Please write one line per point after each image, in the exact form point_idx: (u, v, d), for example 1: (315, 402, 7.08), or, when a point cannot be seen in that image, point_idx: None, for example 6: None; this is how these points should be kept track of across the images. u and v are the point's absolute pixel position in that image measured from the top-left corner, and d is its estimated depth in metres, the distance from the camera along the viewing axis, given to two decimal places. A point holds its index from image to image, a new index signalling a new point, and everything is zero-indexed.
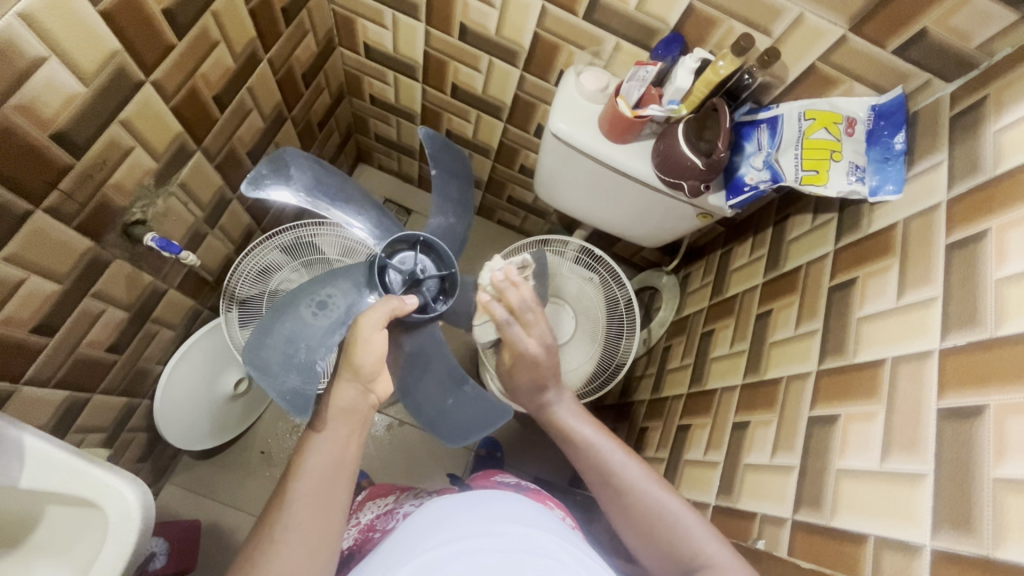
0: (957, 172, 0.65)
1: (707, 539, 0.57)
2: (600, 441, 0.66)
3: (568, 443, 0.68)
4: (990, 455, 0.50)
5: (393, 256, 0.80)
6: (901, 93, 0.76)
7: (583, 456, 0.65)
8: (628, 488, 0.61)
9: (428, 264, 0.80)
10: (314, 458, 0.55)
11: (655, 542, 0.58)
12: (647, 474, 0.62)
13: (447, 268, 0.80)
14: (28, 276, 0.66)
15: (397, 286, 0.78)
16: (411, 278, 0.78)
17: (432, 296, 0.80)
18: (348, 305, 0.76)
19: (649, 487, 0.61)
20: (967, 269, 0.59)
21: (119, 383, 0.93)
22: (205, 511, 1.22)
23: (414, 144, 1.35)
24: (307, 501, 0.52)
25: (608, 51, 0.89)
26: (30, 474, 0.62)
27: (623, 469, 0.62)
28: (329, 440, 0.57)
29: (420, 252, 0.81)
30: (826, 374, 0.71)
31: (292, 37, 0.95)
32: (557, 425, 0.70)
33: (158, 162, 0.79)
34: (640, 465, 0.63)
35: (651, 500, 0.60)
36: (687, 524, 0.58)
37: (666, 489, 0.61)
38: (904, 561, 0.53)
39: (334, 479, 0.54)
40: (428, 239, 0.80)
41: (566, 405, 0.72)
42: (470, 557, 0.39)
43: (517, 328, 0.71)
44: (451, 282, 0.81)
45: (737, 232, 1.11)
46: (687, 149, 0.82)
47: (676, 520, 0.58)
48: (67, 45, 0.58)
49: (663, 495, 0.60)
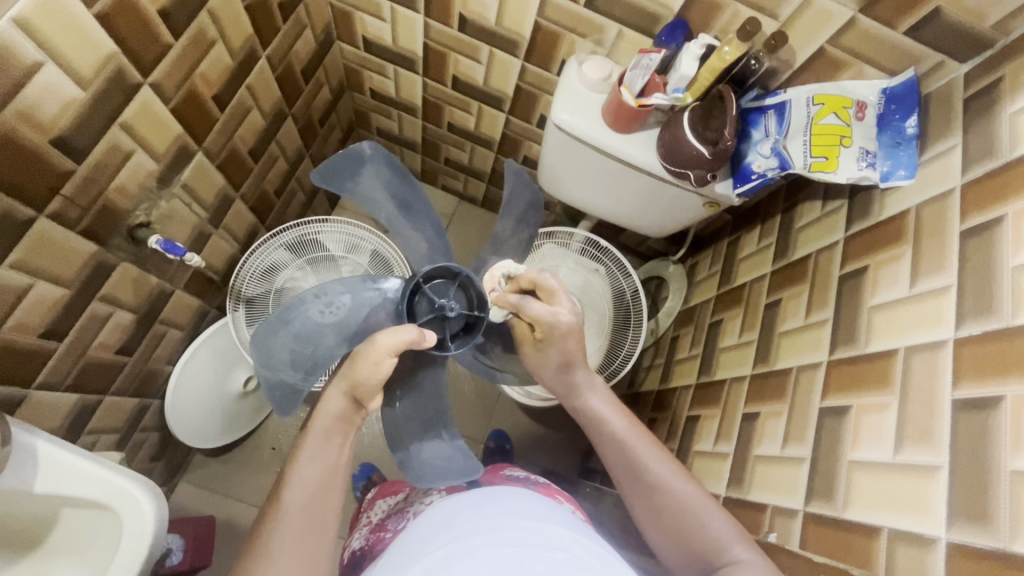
0: (971, 157, 0.64)
1: (731, 542, 0.58)
2: (632, 440, 0.66)
3: (600, 438, 0.69)
4: (1006, 446, 0.49)
5: (433, 282, 0.74)
6: (913, 75, 0.74)
7: (613, 451, 0.67)
8: (658, 490, 0.62)
9: (455, 299, 0.73)
10: (313, 466, 0.58)
11: (673, 539, 0.61)
12: (677, 472, 0.64)
13: (477, 309, 0.73)
14: (34, 282, 0.66)
15: (421, 316, 0.73)
16: (436, 311, 0.72)
17: (453, 334, 0.73)
18: (376, 316, 0.75)
19: (679, 486, 0.62)
20: (981, 257, 0.57)
21: (130, 384, 0.93)
22: (219, 507, 1.23)
23: (416, 137, 1.34)
24: (299, 508, 0.56)
25: (611, 39, 0.88)
26: (44, 478, 0.63)
27: (656, 469, 0.64)
28: (322, 446, 0.60)
29: (458, 286, 0.74)
30: (838, 365, 0.70)
31: (290, 33, 0.94)
32: (591, 413, 0.71)
33: (159, 164, 0.78)
34: (667, 464, 0.64)
35: (691, 501, 0.61)
36: (705, 521, 0.60)
37: (689, 483, 0.63)
38: (919, 555, 0.53)
39: (325, 488, 0.58)
40: (469, 277, 0.74)
41: (599, 392, 0.72)
42: (482, 551, 0.40)
43: (536, 304, 0.69)
44: (477, 321, 0.73)
45: (744, 220, 1.09)
46: (692, 139, 0.80)
47: (700, 522, 0.60)
48: (63, 50, 0.58)
49: (685, 494, 0.62)
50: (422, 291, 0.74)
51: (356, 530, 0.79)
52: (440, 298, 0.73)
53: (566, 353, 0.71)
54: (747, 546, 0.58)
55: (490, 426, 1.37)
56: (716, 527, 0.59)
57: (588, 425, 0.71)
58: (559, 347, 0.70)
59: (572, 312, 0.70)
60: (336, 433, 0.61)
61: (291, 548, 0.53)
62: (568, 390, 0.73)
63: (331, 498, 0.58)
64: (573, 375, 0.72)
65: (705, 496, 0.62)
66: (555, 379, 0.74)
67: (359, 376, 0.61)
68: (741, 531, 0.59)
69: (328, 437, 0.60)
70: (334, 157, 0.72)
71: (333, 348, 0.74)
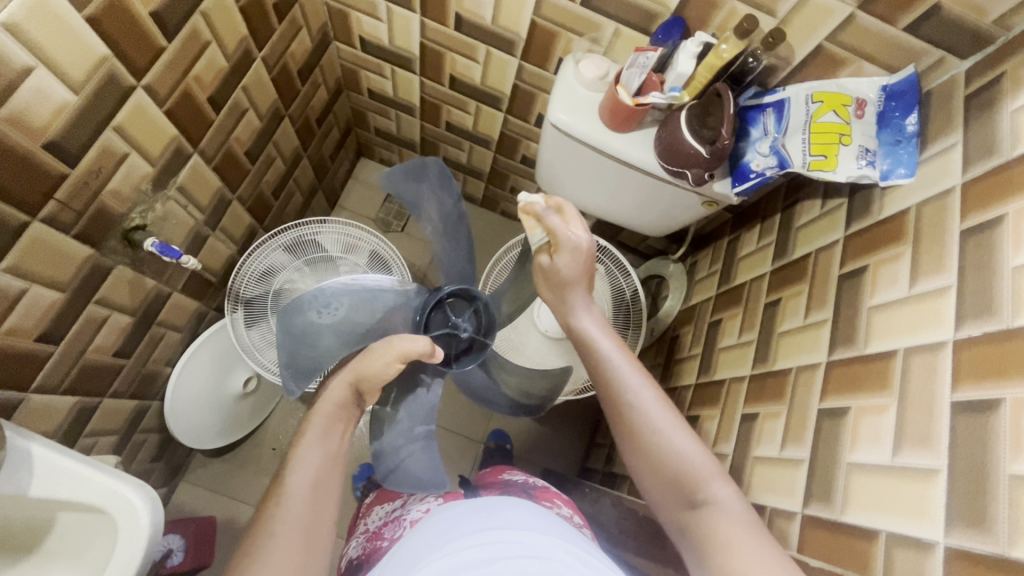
0: (972, 154, 0.63)
1: (711, 477, 0.56)
2: (617, 358, 0.67)
3: (587, 354, 0.69)
4: (1006, 450, 0.48)
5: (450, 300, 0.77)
6: (913, 72, 0.73)
7: (597, 369, 0.67)
8: (635, 409, 0.62)
9: (467, 319, 0.77)
10: (314, 451, 0.58)
11: (650, 469, 0.60)
12: (659, 399, 0.62)
13: (484, 335, 0.78)
14: (29, 286, 0.66)
15: (434, 330, 0.75)
16: (449, 327, 0.75)
17: (457, 353, 0.76)
18: (393, 315, 0.74)
19: (656, 410, 0.61)
20: (981, 258, 0.56)
21: (128, 386, 0.94)
22: (220, 507, 1.24)
23: (414, 137, 1.33)
24: (304, 495, 0.54)
25: (607, 37, 0.87)
26: (39, 482, 0.63)
27: (637, 391, 0.63)
28: (322, 435, 0.59)
29: (474, 309, 0.77)
30: (835, 366, 0.70)
31: (285, 33, 0.94)
32: (580, 333, 0.71)
33: (154, 166, 0.78)
34: (650, 388, 0.63)
35: (661, 421, 0.60)
36: (678, 446, 0.59)
37: (668, 410, 0.61)
38: (917, 558, 0.52)
39: (331, 477, 0.57)
40: (485, 305, 0.77)
41: (591, 314, 0.73)
42: (475, 566, 0.39)
43: (556, 219, 0.69)
44: (479, 346, 0.77)
45: (744, 219, 1.09)
46: (689, 137, 0.80)
47: (669, 442, 0.59)
48: (54, 54, 0.58)
49: (661, 418, 0.61)
50: (441, 306, 0.76)
51: (354, 537, 0.77)
52: (455, 315, 0.76)
53: (570, 272, 0.72)
54: (725, 483, 0.56)
55: (490, 426, 1.37)
56: (690, 452, 0.58)
57: (579, 343, 0.71)
58: (557, 271, 0.72)
59: (585, 237, 0.70)
60: (331, 418, 0.62)
61: (297, 533, 0.51)
62: (561, 309, 0.74)
63: (332, 489, 0.56)
64: (567, 294, 0.73)
65: (680, 420, 0.61)
66: (549, 295, 0.75)
67: (367, 370, 0.64)
68: (717, 465, 0.57)
69: (332, 422, 0.61)
70: (409, 165, 0.72)
71: (337, 347, 0.73)
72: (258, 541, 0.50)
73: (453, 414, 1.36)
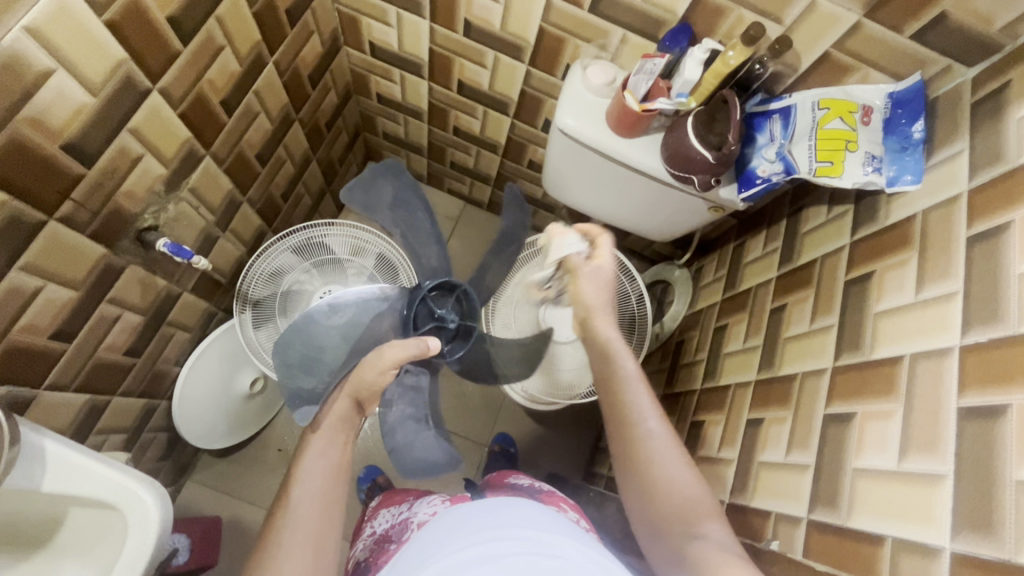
0: (979, 161, 0.63)
1: (706, 514, 0.58)
2: (633, 385, 0.69)
3: (604, 375, 0.71)
4: (1013, 456, 0.48)
5: (433, 293, 0.77)
6: (919, 79, 0.73)
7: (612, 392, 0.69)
8: (647, 438, 0.64)
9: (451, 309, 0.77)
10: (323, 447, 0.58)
11: (646, 502, 0.61)
12: (667, 432, 0.65)
13: (471, 319, 0.78)
14: (44, 284, 0.67)
15: (421, 324, 0.75)
16: (436, 320, 0.75)
17: (448, 340, 0.76)
18: (381, 320, 0.76)
19: (661, 443, 0.64)
20: (988, 264, 0.57)
21: (138, 385, 0.95)
22: (227, 507, 1.25)
23: (422, 141, 1.34)
24: (312, 502, 0.55)
25: (615, 43, 0.88)
26: (51, 477, 0.64)
27: (646, 421, 0.66)
28: (328, 444, 0.60)
29: (455, 297, 0.77)
30: (841, 371, 0.70)
31: (297, 38, 0.95)
32: (601, 349, 0.73)
33: (167, 168, 0.79)
34: (659, 420, 0.66)
35: (661, 450, 0.63)
36: (673, 477, 0.61)
37: (673, 445, 0.64)
38: (923, 563, 0.52)
39: (335, 481, 0.57)
40: (465, 291, 0.78)
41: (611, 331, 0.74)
42: (484, 562, 0.40)
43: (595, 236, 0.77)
44: (467, 332, 0.78)
45: (749, 224, 1.09)
46: (695, 143, 0.80)
47: (668, 475, 0.61)
48: (74, 57, 0.59)
49: (665, 451, 0.63)
50: (424, 300, 0.76)
51: (360, 539, 0.77)
52: (439, 308, 0.76)
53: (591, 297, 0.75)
54: (718, 522, 0.58)
55: (495, 430, 1.37)
56: (686, 485, 0.61)
57: (597, 361, 0.73)
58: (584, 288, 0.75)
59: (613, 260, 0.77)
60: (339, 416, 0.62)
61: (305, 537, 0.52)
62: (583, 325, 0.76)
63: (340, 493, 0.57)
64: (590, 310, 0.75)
65: (682, 451, 0.64)
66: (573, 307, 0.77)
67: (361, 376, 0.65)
68: (714, 506, 0.59)
69: (334, 433, 0.62)
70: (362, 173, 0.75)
71: (338, 353, 0.76)
72: (269, 550, 0.51)
73: (458, 417, 1.37)
